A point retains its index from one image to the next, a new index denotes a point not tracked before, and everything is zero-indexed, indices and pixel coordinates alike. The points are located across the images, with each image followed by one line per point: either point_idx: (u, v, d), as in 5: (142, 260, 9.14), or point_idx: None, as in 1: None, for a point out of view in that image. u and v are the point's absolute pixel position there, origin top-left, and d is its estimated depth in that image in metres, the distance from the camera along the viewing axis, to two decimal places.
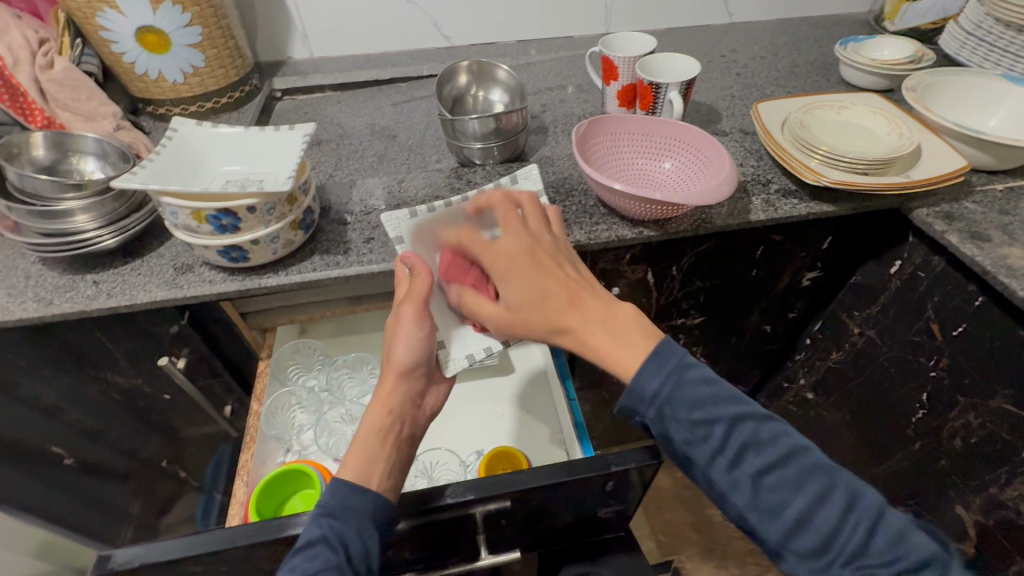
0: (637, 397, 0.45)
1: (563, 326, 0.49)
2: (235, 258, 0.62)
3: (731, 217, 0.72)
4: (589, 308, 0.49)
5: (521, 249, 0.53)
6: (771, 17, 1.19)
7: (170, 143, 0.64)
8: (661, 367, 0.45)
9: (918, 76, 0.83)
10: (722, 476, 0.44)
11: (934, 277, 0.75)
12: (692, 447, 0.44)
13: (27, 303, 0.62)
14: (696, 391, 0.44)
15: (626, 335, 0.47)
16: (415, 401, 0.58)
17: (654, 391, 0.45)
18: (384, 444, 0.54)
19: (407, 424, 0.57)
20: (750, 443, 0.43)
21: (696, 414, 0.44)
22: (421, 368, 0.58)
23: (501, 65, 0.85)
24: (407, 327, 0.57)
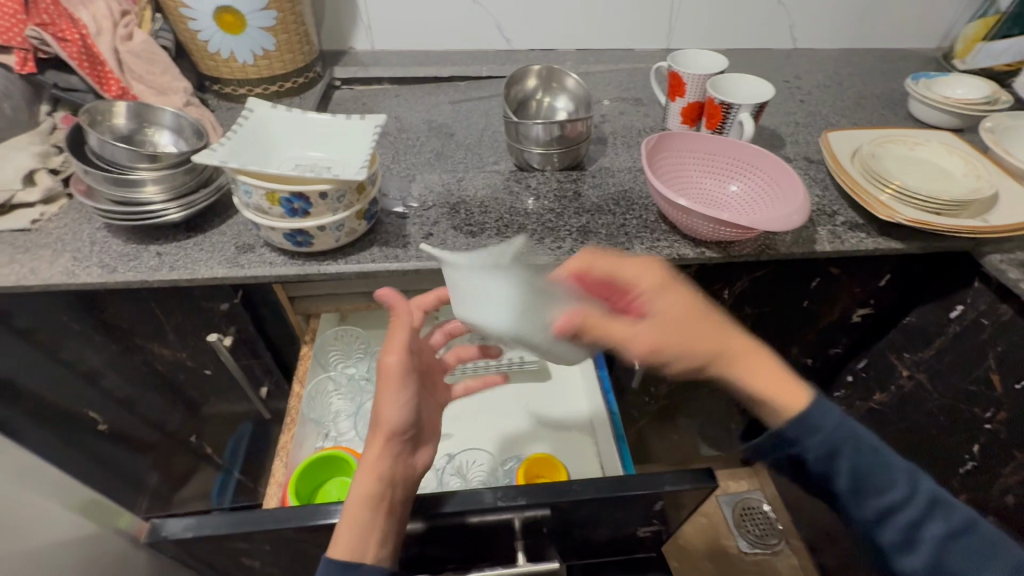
0: (809, 429, 0.44)
1: (723, 351, 0.47)
2: (299, 243, 0.62)
3: (796, 245, 0.71)
4: (738, 354, 0.47)
5: (681, 306, 0.48)
6: (836, 45, 1.17)
7: (246, 122, 0.64)
8: (829, 418, 0.44)
9: (995, 118, 0.81)
10: (895, 533, 0.43)
11: (998, 327, 0.72)
12: (876, 493, 0.44)
13: (92, 267, 0.63)
14: (872, 442, 0.44)
15: (779, 383, 0.46)
16: (406, 466, 0.55)
17: (831, 427, 0.44)
18: (375, 513, 0.50)
19: (399, 488, 0.53)
20: (930, 506, 0.43)
21: (881, 461, 0.44)
22: (407, 430, 0.55)
23: (571, 73, 0.85)
24: (391, 387, 0.54)
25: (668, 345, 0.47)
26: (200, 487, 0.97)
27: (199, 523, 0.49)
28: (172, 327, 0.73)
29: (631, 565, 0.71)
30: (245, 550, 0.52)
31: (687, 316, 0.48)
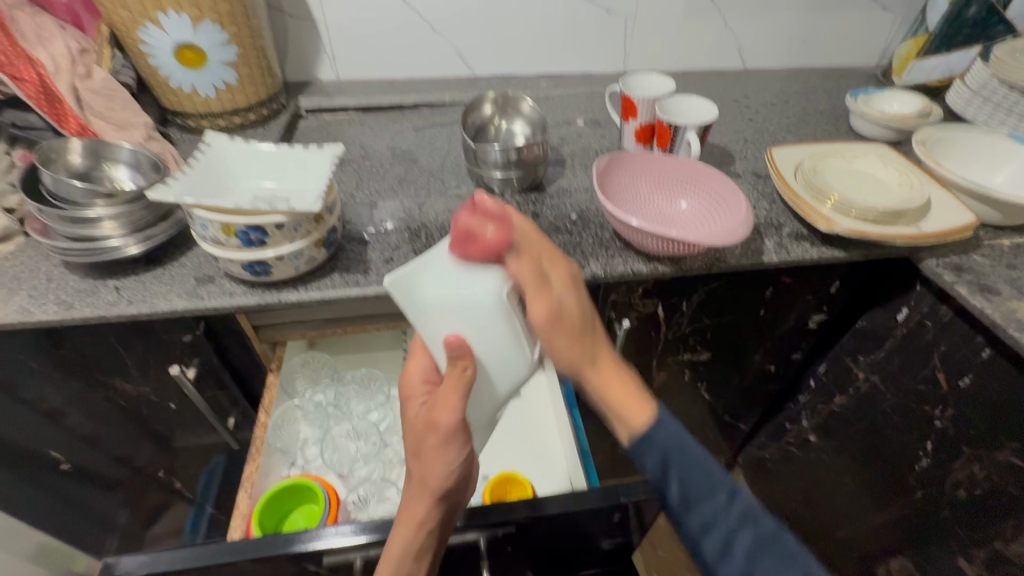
0: (645, 444, 0.47)
1: (591, 358, 0.53)
2: (258, 273, 0.63)
3: (744, 256, 0.74)
4: (604, 364, 0.53)
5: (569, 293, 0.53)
6: (782, 65, 1.23)
7: (202, 157, 0.66)
8: (666, 428, 0.48)
9: (926, 130, 0.86)
10: (715, 541, 0.45)
11: (940, 328, 0.76)
12: (699, 504, 0.46)
13: (48, 305, 0.63)
14: (701, 458, 0.47)
15: (633, 391, 0.51)
16: (450, 512, 0.56)
17: (660, 440, 0.47)
18: (416, 564, 0.53)
19: (439, 539, 0.55)
20: (744, 516, 0.45)
21: (706, 478, 0.46)
22: (455, 481, 0.54)
23: (526, 98, 0.88)
24: (449, 448, 0.51)
25: (561, 346, 0.52)
26: (171, 523, 0.95)
27: (155, 560, 0.50)
28: (134, 362, 0.73)
29: None
30: None
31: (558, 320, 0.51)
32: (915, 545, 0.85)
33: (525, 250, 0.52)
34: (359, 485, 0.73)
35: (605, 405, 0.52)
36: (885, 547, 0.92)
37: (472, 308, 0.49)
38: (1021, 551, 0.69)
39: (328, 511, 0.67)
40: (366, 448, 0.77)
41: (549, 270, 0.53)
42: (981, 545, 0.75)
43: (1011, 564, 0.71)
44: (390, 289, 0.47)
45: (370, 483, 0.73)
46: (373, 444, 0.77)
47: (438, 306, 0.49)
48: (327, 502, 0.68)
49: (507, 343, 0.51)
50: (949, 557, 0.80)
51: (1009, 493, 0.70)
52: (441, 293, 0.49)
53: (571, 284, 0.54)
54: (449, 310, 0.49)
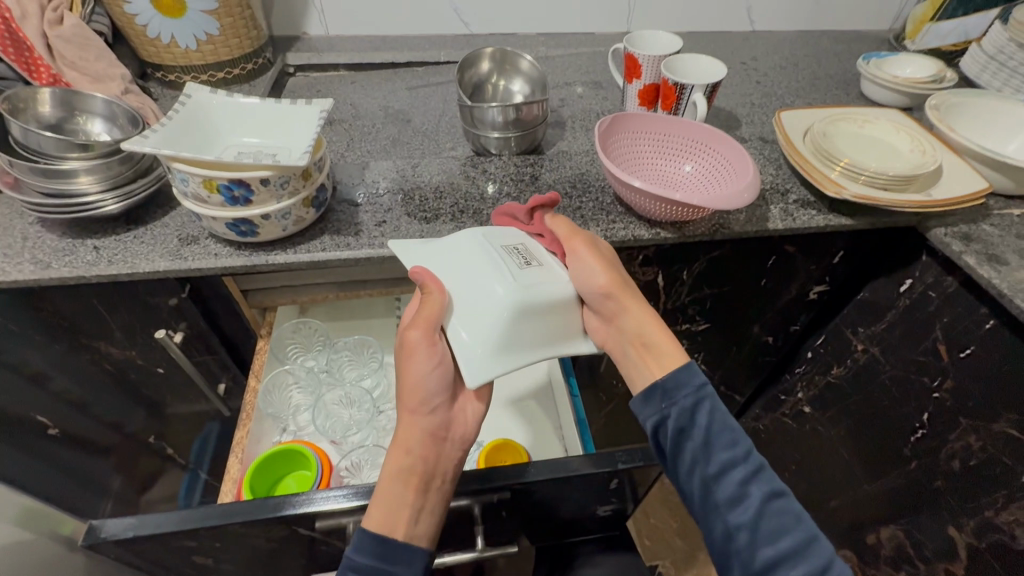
0: (678, 384, 0.51)
1: (627, 292, 0.56)
2: (244, 233, 0.60)
3: (749, 223, 0.71)
4: (638, 304, 0.56)
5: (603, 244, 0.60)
6: (793, 28, 1.18)
7: (183, 108, 0.62)
8: (695, 379, 0.52)
9: (941, 95, 0.82)
10: (729, 486, 0.47)
11: (944, 299, 0.75)
12: (718, 447, 0.49)
13: (23, 264, 0.60)
14: (727, 419, 0.51)
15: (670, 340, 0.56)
16: (439, 436, 0.54)
17: (695, 386, 0.51)
18: (408, 487, 0.50)
19: (433, 465, 0.52)
20: (761, 470, 0.48)
21: (728, 426, 0.50)
22: (436, 397, 0.54)
23: (525, 55, 0.83)
24: (417, 357, 0.53)
25: (587, 265, 0.56)
26: (166, 489, 0.95)
27: (141, 523, 0.49)
28: (118, 325, 0.70)
29: (593, 543, 0.73)
30: (194, 548, 0.51)
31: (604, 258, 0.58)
32: (906, 514, 0.86)
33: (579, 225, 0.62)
34: (352, 452, 0.71)
35: (644, 342, 0.55)
36: (875, 514, 0.93)
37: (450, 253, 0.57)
38: (1011, 520, 0.70)
39: (321, 476, 0.66)
40: (359, 414, 0.76)
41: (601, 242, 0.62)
42: (971, 514, 0.75)
43: (1000, 532, 0.72)
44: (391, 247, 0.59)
45: (362, 450, 0.71)
46: (366, 411, 0.76)
47: (430, 253, 0.58)
48: (318, 469, 0.66)
49: (484, 279, 0.54)
50: (939, 526, 0.81)
51: (1003, 464, 0.70)
52: (427, 248, 0.59)
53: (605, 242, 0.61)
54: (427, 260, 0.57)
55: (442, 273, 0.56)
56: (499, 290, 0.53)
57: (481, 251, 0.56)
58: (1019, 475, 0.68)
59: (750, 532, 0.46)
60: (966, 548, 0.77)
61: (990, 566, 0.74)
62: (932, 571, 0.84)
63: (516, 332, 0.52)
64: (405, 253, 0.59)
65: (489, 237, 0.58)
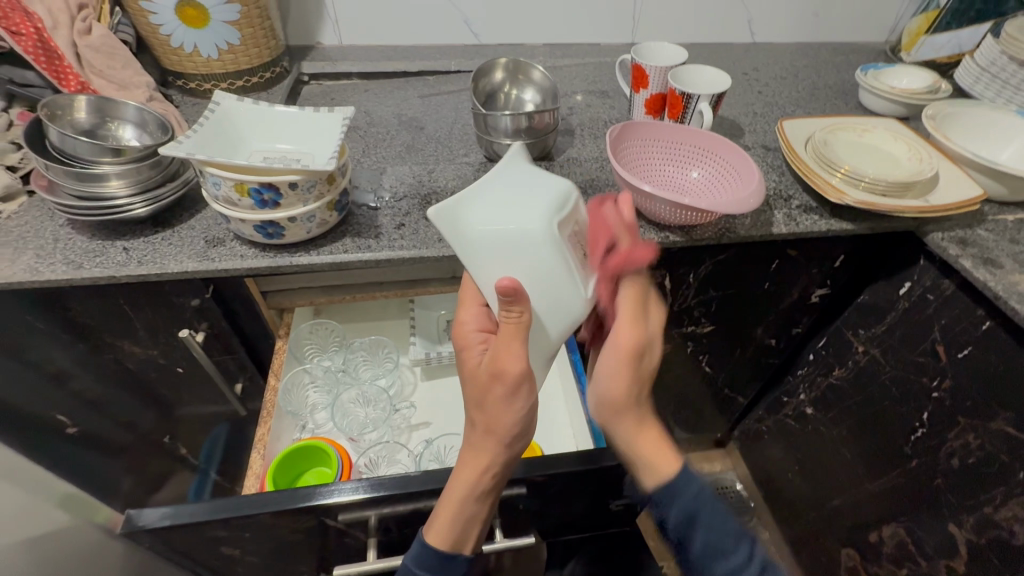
0: (674, 494, 0.47)
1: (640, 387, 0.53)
2: (270, 235, 0.62)
3: (754, 228, 0.74)
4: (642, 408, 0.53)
5: (649, 314, 0.56)
6: (792, 40, 1.22)
7: (212, 115, 0.64)
8: (690, 487, 0.47)
9: (936, 106, 0.86)
10: None
11: (942, 301, 0.77)
12: (722, 557, 0.46)
13: (56, 264, 0.62)
14: (727, 515, 0.47)
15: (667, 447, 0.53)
16: (513, 458, 0.54)
17: (691, 494, 0.47)
18: (481, 506, 0.51)
19: (501, 484, 0.53)
20: (766, 565, 0.46)
21: (728, 528, 0.46)
22: (520, 427, 0.52)
23: (537, 65, 0.86)
24: (511, 390, 0.50)
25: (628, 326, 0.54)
26: (176, 490, 0.96)
27: (175, 513, 0.50)
28: (141, 324, 0.72)
29: (603, 540, 0.74)
30: (224, 539, 0.53)
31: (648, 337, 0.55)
32: (907, 512, 0.88)
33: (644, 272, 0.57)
34: (369, 449, 0.73)
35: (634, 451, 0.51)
36: (876, 514, 0.94)
37: (518, 241, 0.50)
38: (1010, 516, 0.72)
39: (341, 471, 0.68)
40: (376, 413, 0.78)
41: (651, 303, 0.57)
42: (971, 511, 0.77)
43: (999, 528, 0.74)
44: (437, 221, 0.50)
45: (379, 446, 0.73)
46: (382, 410, 0.78)
47: (494, 237, 0.50)
48: (339, 464, 0.68)
49: (562, 288, 0.51)
50: (940, 524, 0.83)
51: (1001, 461, 0.72)
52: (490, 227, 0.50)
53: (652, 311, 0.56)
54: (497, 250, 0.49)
55: (519, 271, 0.50)
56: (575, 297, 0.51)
57: (555, 242, 0.50)
58: (1017, 472, 0.70)
59: None
60: (966, 545, 0.79)
61: (990, 562, 0.75)
62: (933, 568, 0.86)
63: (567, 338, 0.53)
64: (456, 237, 0.50)
65: (561, 222, 0.52)
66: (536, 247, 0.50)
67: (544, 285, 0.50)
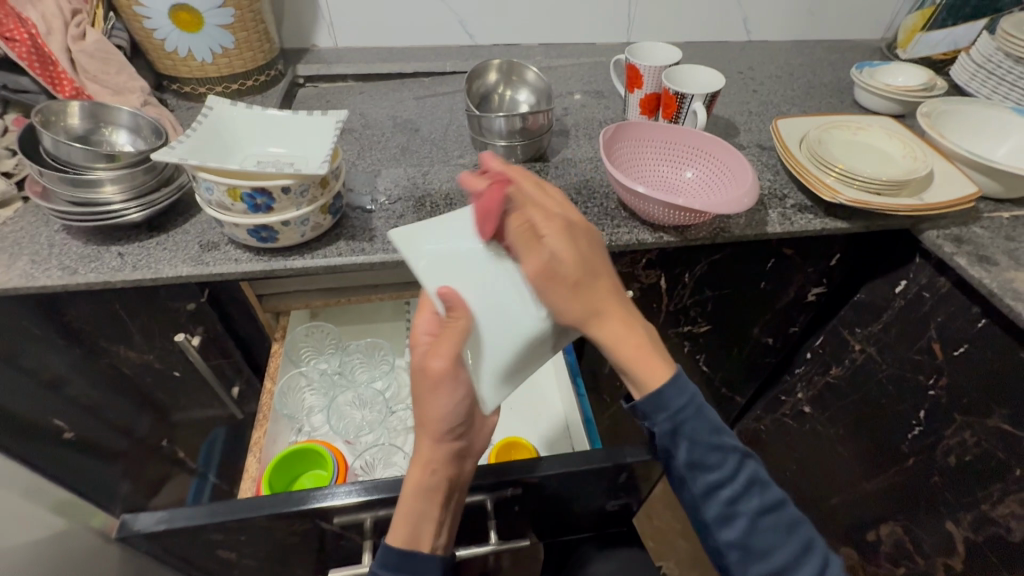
0: (660, 405, 0.47)
1: (597, 310, 0.49)
2: (264, 239, 0.62)
3: (748, 227, 0.74)
4: (612, 312, 0.49)
5: (559, 229, 0.50)
6: (788, 38, 1.21)
7: (205, 120, 0.64)
8: (679, 398, 0.47)
9: (931, 103, 0.86)
10: (717, 508, 0.48)
11: (937, 299, 0.77)
12: (707, 471, 0.48)
13: (51, 270, 0.62)
14: (712, 428, 0.48)
15: (657, 351, 0.49)
16: (460, 454, 0.53)
17: (678, 407, 0.47)
18: (431, 504, 0.51)
19: (453, 481, 0.53)
20: (751, 482, 0.48)
21: (716, 442, 0.48)
22: (460, 423, 0.52)
23: (530, 66, 0.86)
24: (444, 386, 0.50)
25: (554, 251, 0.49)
26: (175, 493, 0.96)
27: (171, 517, 0.51)
28: (138, 328, 0.72)
29: (600, 540, 0.75)
30: (219, 543, 0.53)
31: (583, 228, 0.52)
32: (904, 510, 0.88)
33: (523, 204, 0.51)
34: (365, 451, 0.73)
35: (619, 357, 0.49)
36: (874, 512, 0.94)
37: (465, 256, 0.53)
38: (1007, 513, 0.72)
39: (337, 474, 0.68)
40: (372, 415, 0.78)
41: (556, 212, 0.51)
42: (968, 508, 0.77)
43: (997, 525, 0.74)
44: (396, 242, 0.54)
45: (376, 449, 0.73)
46: (378, 412, 0.78)
47: (446, 254, 0.53)
48: (335, 467, 0.68)
49: (506, 305, 0.51)
50: (938, 522, 0.83)
51: (998, 458, 0.72)
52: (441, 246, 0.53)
53: (563, 222, 0.51)
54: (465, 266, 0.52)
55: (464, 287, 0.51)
56: (522, 314, 0.51)
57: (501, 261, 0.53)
58: (1013, 469, 0.70)
59: (740, 549, 0.49)
60: (964, 543, 0.79)
61: (988, 559, 0.75)
62: (931, 566, 0.86)
63: (531, 360, 0.52)
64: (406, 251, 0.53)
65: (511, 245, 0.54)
66: (482, 265, 0.52)
67: (486, 300, 0.51)
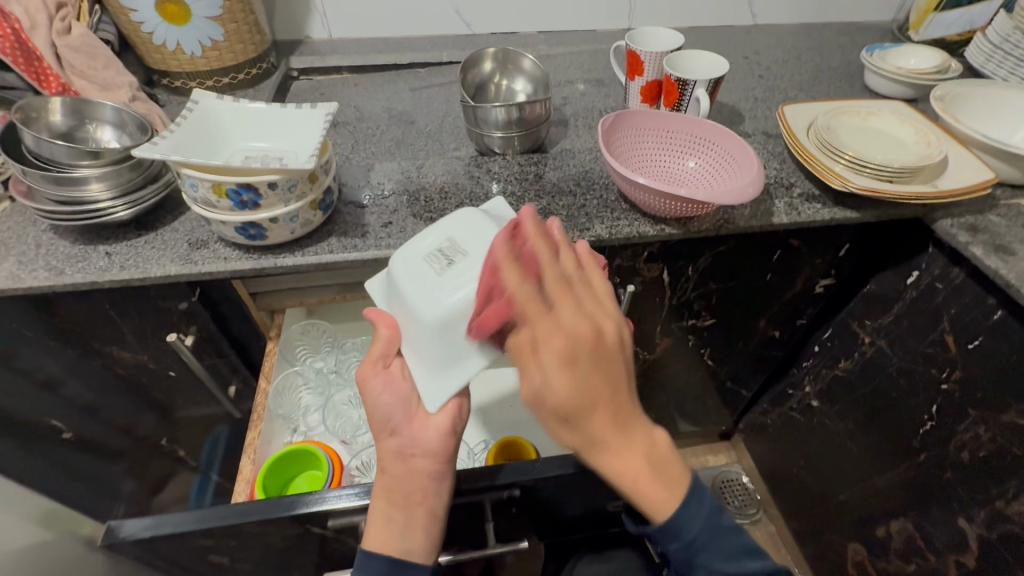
0: (673, 534, 0.44)
1: (597, 444, 0.42)
2: (252, 236, 0.61)
3: (754, 218, 0.71)
4: (618, 448, 0.42)
5: (555, 358, 0.41)
6: (795, 21, 1.18)
7: (191, 115, 0.63)
8: (693, 517, 0.44)
9: (945, 86, 0.82)
10: None
11: (951, 290, 0.75)
12: None
13: (38, 271, 0.61)
14: (728, 545, 0.45)
15: (667, 479, 0.44)
16: (409, 452, 0.50)
17: (690, 530, 0.44)
18: (387, 504, 0.49)
19: (410, 481, 0.50)
20: None
21: (736, 559, 0.45)
22: (396, 416, 0.52)
23: (527, 54, 0.84)
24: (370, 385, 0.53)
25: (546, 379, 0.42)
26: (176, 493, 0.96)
27: (158, 523, 0.50)
28: (130, 328, 0.71)
29: (602, 540, 0.73)
30: (209, 548, 0.52)
31: (590, 344, 0.42)
32: (915, 506, 0.86)
33: (528, 315, 0.43)
34: (361, 451, 0.72)
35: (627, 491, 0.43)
36: (884, 508, 0.92)
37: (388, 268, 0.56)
38: (1022, 511, 0.69)
39: (332, 475, 0.67)
40: (369, 414, 0.77)
41: (553, 334, 0.42)
42: (981, 505, 0.75)
43: (1011, 523, 0.71)
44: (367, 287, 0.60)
45: (372, 449, 0.72)
46: None
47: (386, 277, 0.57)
48: (330, 468, 0.67)
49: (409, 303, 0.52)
50: (950, 519, 0.80)
51: (1013, 454, 0.69)
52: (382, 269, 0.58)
53: (567, 346, 0.42)
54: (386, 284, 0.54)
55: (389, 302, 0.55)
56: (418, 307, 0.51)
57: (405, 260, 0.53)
58: None
59: None
60: (977, 540, 0.77)
61: (1002, 558, 0.73)
62: (942, 564, 0.84)
63: (450, 351, 0.51)
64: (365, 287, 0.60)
65: (421, 244, 0.54)
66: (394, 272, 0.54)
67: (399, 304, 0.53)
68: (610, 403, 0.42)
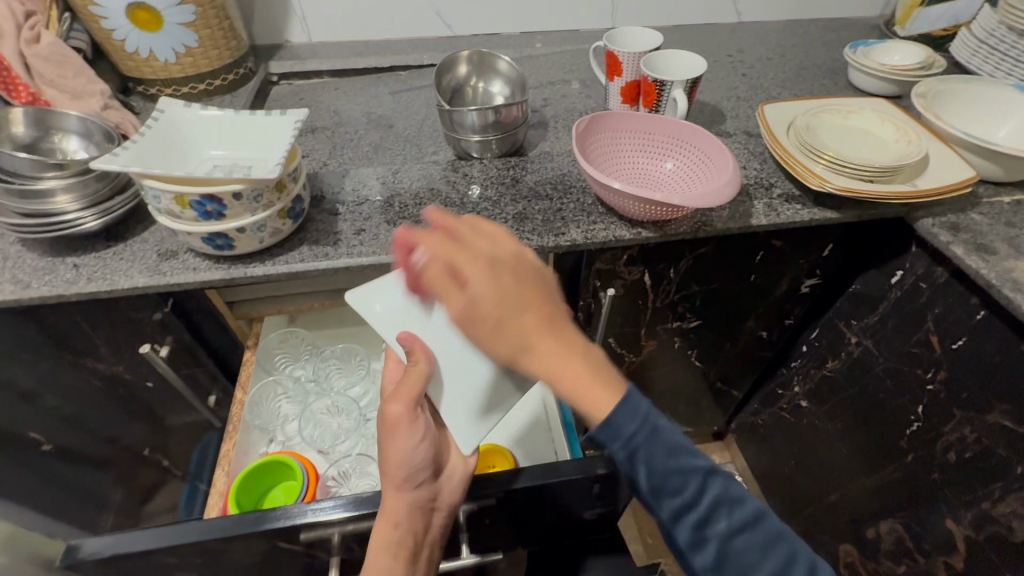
0: (612, 433, 0.43)
1: (529, 344, 0.43)
2: (220, 246, 0.60)
3: (732, 220, 0.70)
4: (551, 350, 0.43)
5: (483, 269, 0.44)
6: (781, 18, 1.17)
7: (157, 124, 0.62)
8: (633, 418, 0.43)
9: (927, 83, 0.81)
10: (688, 533, 0.44)
11: (934, 289, 0.74)
12: (669, 496, 0.44)
13: (4, 284, 0.60)
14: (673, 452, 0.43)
15: (603, 376, 0.44)
16: (425, 507, 0.53)
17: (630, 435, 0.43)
18: (396, 560, 0.51)
19: (417, 535, 0.53)
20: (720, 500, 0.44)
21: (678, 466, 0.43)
22: (421, 472, 0.53)
23: (502, 56, 0.83)
24: (402, 431, 0.52)
25: (476, 292, 0.43)
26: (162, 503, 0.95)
27: (120, 541, 0.49)
28: (103, 339, 0.70)
29: (585, 547, 0.72)
30: (174, 565, 0.52)
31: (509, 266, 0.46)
32: (903, 507, 0.85)
33: (443, 249, 0.46)
34: (340, 460, 0.71)
35: (565, 394, 0.43)
36: (873, 509, 0.91)
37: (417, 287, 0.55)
38: (1008, 512, 0.69)
39: (306, 486, 0.66)
40: (348, 422, 0.75)
41: (473, 244, 0.47)
42: (968, 507, 0.74)
43: (997, 524, 0.70)
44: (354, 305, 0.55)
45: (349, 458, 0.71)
46: (354, 419, 0.75)
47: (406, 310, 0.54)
48: (304, 479, 0.66)
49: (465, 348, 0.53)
50: (938, 520, 0.79)
51: (998, 455, 0.68)
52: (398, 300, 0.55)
53: (490, 262, 0.45)
54: (393, 320, 0.54)
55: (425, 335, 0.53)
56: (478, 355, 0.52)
57: None
58: (1015, 466, 0.67)
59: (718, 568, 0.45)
60: (964, 541, 0.76)
61: (989, 559, 0.72)
62: (931, 565, 0.83)
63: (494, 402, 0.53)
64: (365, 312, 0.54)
65: None
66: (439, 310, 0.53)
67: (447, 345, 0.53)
68: (539, 306, 0.44)
